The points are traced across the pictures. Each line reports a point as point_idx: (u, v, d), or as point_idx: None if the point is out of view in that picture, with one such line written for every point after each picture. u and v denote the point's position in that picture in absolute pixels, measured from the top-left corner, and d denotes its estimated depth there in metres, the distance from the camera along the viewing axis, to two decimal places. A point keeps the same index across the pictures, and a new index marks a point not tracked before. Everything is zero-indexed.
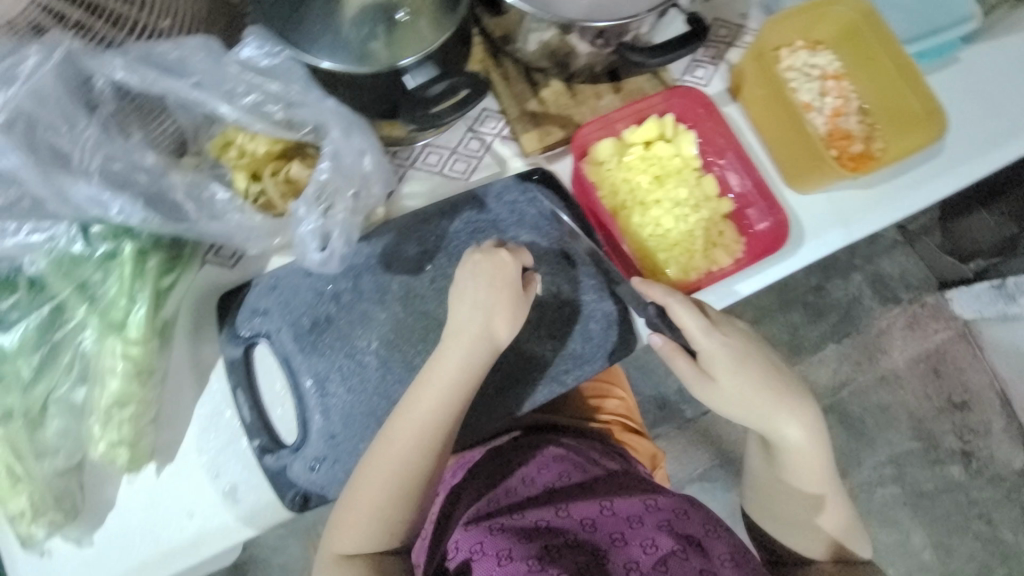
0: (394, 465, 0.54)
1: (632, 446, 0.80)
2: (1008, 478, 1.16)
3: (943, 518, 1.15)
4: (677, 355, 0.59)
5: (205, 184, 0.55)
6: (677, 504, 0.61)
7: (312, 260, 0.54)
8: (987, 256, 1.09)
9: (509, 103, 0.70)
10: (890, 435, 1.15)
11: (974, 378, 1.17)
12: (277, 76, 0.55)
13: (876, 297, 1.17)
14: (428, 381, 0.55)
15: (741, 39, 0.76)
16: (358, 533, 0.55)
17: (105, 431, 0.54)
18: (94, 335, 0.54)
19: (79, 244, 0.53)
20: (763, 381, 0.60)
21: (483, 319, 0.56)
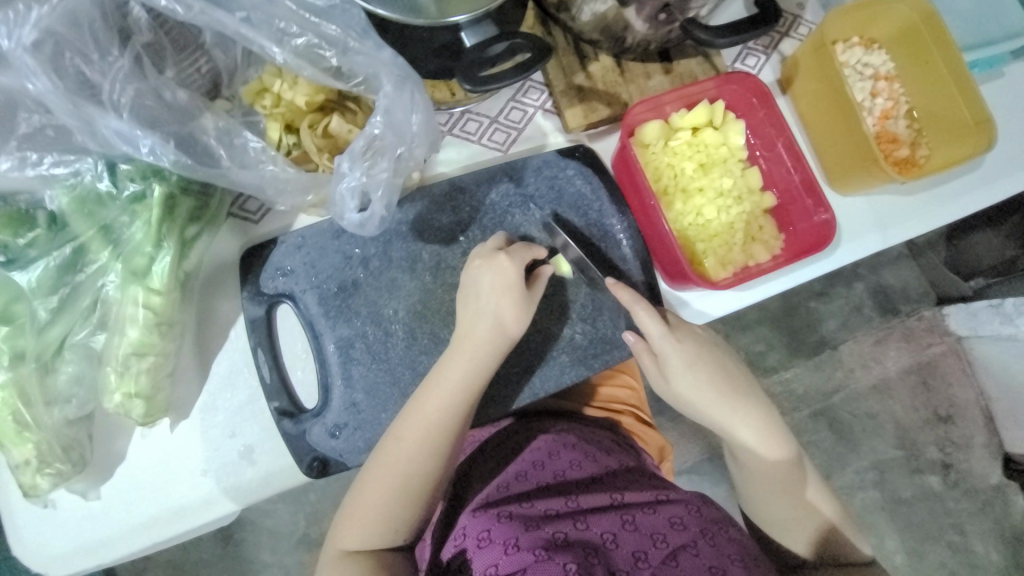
0: (416, 436, 0.53)
1: (641, 436, 0.78)
2: (984, 492, 1.18)
3: (917, 525, 1.16)
4: (646, 355, 0.61)
5: (237, 130, 0.52)
6: (689, 500, 0.59)
7: (350, 221, 0.52)
8: (987, 276, 1.09)
9: (556, 74, 0.66)
10: (874, 442, 1.15)
11: (960, 393, 1.17)
12: (334, 17, 0.49)
13: (876, 308, 1.16)
14: (436, 380, 0.54)
15: (796, 29, 0.73)
16: (376, 508, 0.53)
17: (122, 381, 0.52)
18: (116, 282, 0.52)
19: (105, 182, 0.51)
20: (715, 384, 0.60)
21: (495, 318, 0.55)
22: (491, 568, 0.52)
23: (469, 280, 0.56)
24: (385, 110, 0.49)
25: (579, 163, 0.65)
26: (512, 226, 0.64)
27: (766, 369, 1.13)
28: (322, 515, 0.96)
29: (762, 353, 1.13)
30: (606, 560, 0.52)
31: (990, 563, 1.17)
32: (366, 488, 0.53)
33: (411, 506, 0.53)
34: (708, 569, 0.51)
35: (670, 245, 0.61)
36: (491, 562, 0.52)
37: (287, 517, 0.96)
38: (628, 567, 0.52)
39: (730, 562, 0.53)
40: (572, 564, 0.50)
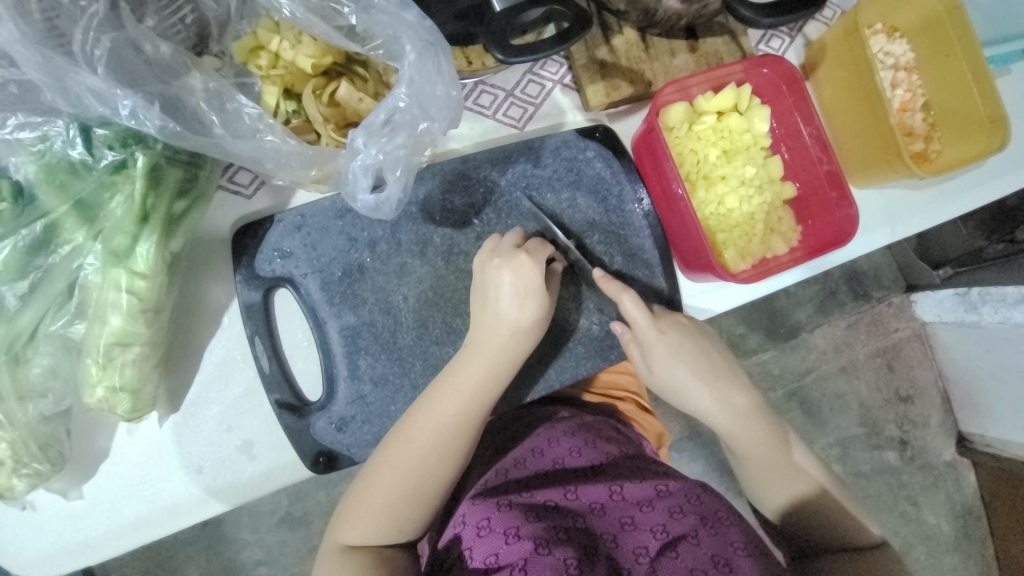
0: (435, 430, 0.50)
1: (640, 423, 0.76)
2: (936, 467, 1.25)
3: (875, 497, 1.23)
4: (633, 345, 0.60)
5: (229, 92, 0.46)
6: (688, 488, 0.57)
7: (363, 203, 0.47)
8: (954, 265, 1.12)
9: (578, 47, 0.62)
10: (840, 420, 1.21)
11: (921, 375, 1.23)
12: None
13: (849, 294, 1.19)
14: (449, 379, 0.52)
15: (824, 12, 0.71)
16: (383, 503, 0.50)
17: (105, 374, 0.47)
18: (96, 263, 0.46)
19: (78, 149, 0.44)
20: (699, 371, 0.60)
21: (511, 318, 0.52)
22: (491, 557, 0.50)
23: (483, 273, 0.53)
24: (409, 81, 0.44)
25: (599, 145, 0.62)
26: (528, 210, 0.61)
27: (746, 350, 1.15)
28: (306, 492, 0.92)
29: (744, 335, 1.15)
30: (605, 555, 0.51)
31: (938, 532, 1.26)
32: (372, 486, 0.50)
33: (418, 507, 0.51)
34: (709, 561, 0.50)
35: (693, 233, 0.59)
36: (492, 552, 0.50)
37: (268, 496, 0.91)
38: (630, 565, 0.52)
39: (733, 552, 0.51)
40: (573, 559, 0.49)
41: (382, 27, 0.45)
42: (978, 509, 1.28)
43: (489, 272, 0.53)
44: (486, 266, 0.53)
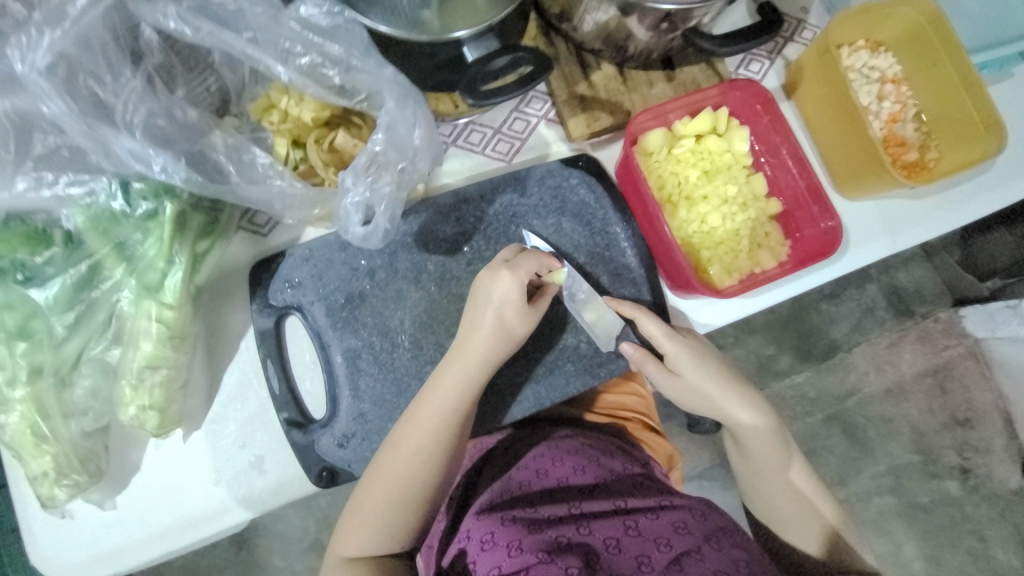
0: (419, 441, 0.53)
1: (649, 445, 0.76)
2: (1004, 496, 1.16)
3: (935, 531, 1.14)
4: (649, 359, 0.60)
5: (245, 146, 0.54)
6: (693, 505, 0.58)
7: (355, 234, 0.52)
8: (1003, 276, 1.08)
9: (559, 85, 0.67)
10: (890, 447, 1.13)
11: (977, 396, 1.15)
12: (337, 37, 0.50)
13: (890, 309, 1.15)
14: (430, 392, 0.54)
15: (801, 35, 0.74)
16: (376, 513, 0.54)
17: (136, 394, 0.53)
18: (131, 296, 0.53)
19: (119, 201, 0.52)
20: (719, 378, 0.61)
21: (492, 329, 0.55)
22: (495, 569, 0.51)
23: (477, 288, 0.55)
24: (387, 126, 0.50)
25: (582, 173, 0.66)
26: (516, 236, 0.65)
27: (777, 372, 1.12)
28: (333, 518, 0.95)
29: (773, 357, 1.12)
30: (608, 565, 0.52)
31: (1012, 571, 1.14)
32: (367, 499, 0.54)
33: (411, 516, 0.54)
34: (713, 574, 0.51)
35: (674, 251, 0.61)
36: (495, 565, 0.51)
37: (300, 522, 0.95)
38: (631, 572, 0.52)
39: (736, 567, 0.52)
40: (575, 568, 0.50)
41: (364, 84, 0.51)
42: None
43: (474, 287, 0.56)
44: (481, 282, 0.55)
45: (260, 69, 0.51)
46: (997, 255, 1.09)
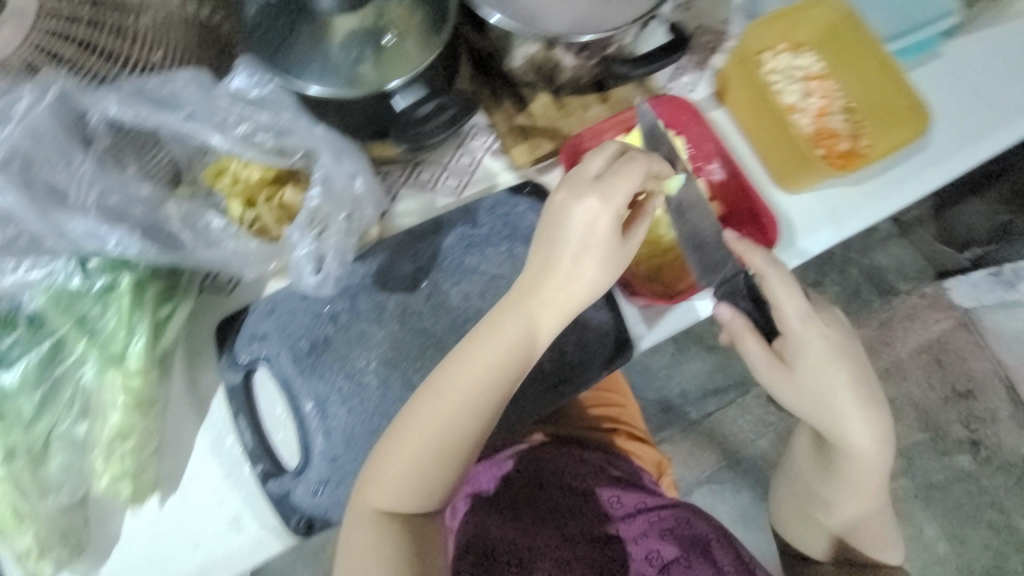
0: (471, 386, 0.50)
1: (638, 454, 0.87)
2: (1018, 465, 1.34)
3: (955, 507, 1.32)
4: (749, 333, 0.60)
5: (200, 213, 0.57)
6: (680, 513, 0.72)
7: (307, 284, 0.57)
8: (982, 244, 1.27)
9: (499, 118, 0.70)
10: (896, 428, 1.34)
11: (975, 365, 1.36)
12: (266, 106, 0.57)
13: (875, 290, 1.36)
14: (490, 330, 0.51)
15: (724, 44, 0.78)
16: (412, 464, 0.50)
17: (108, 464, 0.55)
18: (93, 368, 0.55)
19: (77, 279, 0.54)
20: (850, 380, 0.60)
21: (568, 264, 0.51)
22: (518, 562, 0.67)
23: (552, 209, 0.50)
24: (322, 180, 0.57)
25: (529, 198, 0.68)
26: (471, 267, 0.67)
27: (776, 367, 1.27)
28: None
29: None
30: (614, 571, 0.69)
31: None
32: (394, 449, 0.50)
33: (446, 473, 0.51)
34: None
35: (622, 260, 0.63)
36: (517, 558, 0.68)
37: None
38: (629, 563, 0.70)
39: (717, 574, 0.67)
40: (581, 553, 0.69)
41: (298, 143, 0.57)
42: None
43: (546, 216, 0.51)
44: (557, 202, 0.50)
45: (199, 141, 0.56)
46: (974, 225, 1.28)
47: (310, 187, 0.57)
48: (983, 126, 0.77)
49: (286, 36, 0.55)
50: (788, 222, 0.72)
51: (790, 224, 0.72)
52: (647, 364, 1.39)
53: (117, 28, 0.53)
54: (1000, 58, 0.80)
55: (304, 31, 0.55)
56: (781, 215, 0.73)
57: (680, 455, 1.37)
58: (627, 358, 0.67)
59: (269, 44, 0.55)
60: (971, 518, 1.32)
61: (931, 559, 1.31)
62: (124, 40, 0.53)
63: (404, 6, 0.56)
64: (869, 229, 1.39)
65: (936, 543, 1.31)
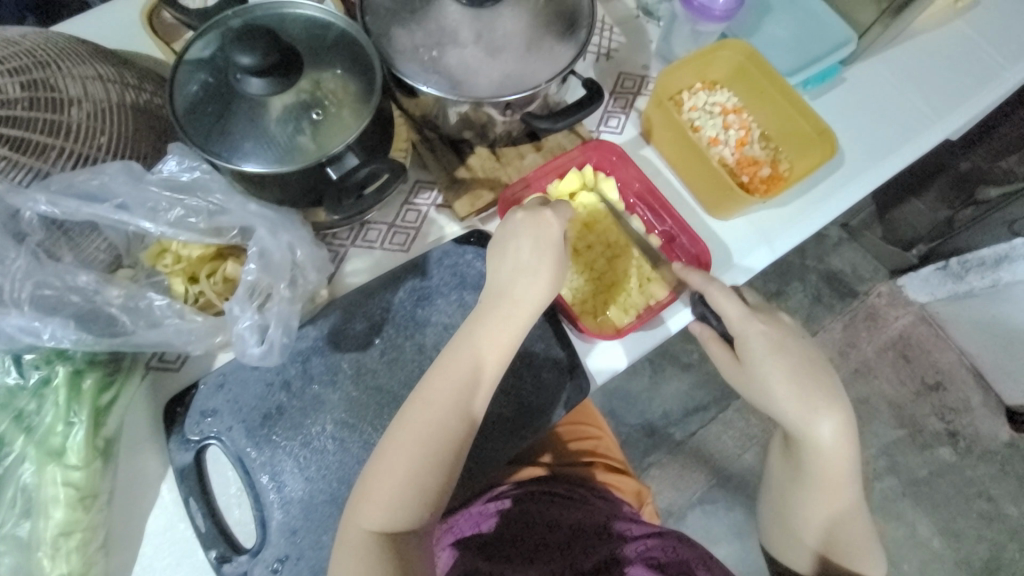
0: (453, 391, 0.56)
1: (617, 484, 0.87)
2: (997, 450, 1.37)
3: (944, 501, 1.33)
4: (715, 341, 0.67)
5: (141, 293, 0.57)
6: (665, 541, 0.71)
7: (251, 356, 0.58)
8: (926, 242, 1.34)
9: (439, 173, 0.74)
10: (875, 426, 1.36)
11: (941, 357, 1.41)
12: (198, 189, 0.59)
13: (835, 293, 1.43)
14: (465, 340, 0.58)
15: (645, 88, 0.84)
16: (403, 475, 0.54)
17: (53, 565, 0.53)
18: (31, 467, 0.53)
19: (13, 375, 0.53)
20: (804, 374, 0.63)
21: (524, 273, 0.60)
22: None
23: (510, 227, 0.61)
24: (257, 255, 0.59)
25: (476, 247, 0.71)
26: (424, 319, 0.68)
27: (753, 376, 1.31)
28: None
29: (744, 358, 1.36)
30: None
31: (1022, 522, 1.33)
32: (382, 463, 0.54)
33: (432, 481, 0.54)
34: None
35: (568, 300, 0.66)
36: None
37: None
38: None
39: None
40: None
41: (231, 223, 0.59)
42: (1017, 468, 1.35)
43: (508, 233, 0.61)
44: (511, 221, 0.61)
45: (133, 229, 0.57)
46: (917, 225, 1.35)
47: (247, 261, 0.58)
48: (889, 142, 0.84)
49: (220, 118, 0.57)
50: (722, 246, 0.76)
51: (724, 248, 0.76)
52: (626, 387, 1.41)
53: (53, 125, 0.55)
54: (896, 79, 0.87)
55: (240, 109, 0.57)
56: (717, 240, 0.77)
57: (670, 480, 1.36)
58: (585, 394, 0.68)
59: (203, 128, 0.57)
60: (961, 509, 1.33)
61: (931, 558, 1.30)
62: (60, 135, 0.55)
63: (338, 80, 0.61)
64: (820, 237, 1.47)
65: (931, 540, 1.31)
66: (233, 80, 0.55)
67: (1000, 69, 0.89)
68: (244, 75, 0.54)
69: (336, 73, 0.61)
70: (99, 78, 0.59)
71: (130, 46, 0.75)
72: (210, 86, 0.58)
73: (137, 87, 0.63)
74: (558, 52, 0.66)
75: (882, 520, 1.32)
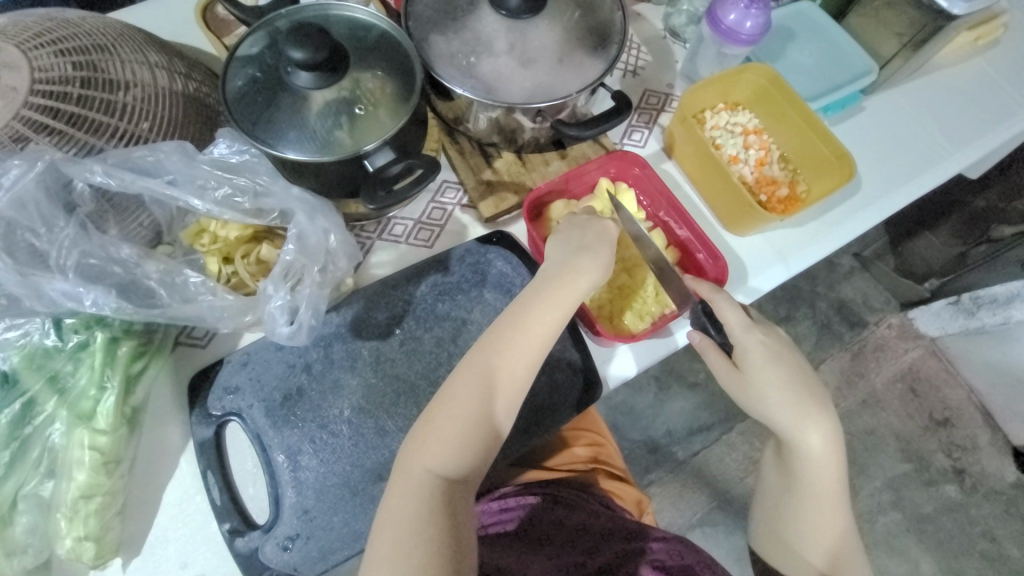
0: (513, 344, 0.57)
1: (616, 492, 0.86)
2: (1004, 491, 1.35)
3: (948, 539, 1.31)
4: (712, 348, 0.67)
5: (177, 270, 0.59)
6: (671, 544, 0.75)
7: (281, 334, 0.60)
8: (938, 276, 1.35)
9: (466, 175, 0.76)
10: (881, 458, 1.35)
11: (949, 393, 1.41)
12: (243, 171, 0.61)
13: (844, 321, 1.43)
14: (528, 300, 0.59)
15: (670, 105, 0.86)
16: (461, 420, 0.54)
17: (71, 526, 0.54)
18: (61, 428, 0.55)
19: (52, 337, 0.56)
20: (797, 383, 0.64)
21: (584, 251, 0.63)
22: None
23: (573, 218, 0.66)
24: (294, 238, 0.61)
25: (497, 248, 0.72)
26: (443, 313, 0.70)
27: None
28: None
29: None
30: None
31: None
32: (447, 406, 0.55)
33: (487, 429, 0.54)
34: None
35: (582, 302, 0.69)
36: None
37: None
38: None
39: None
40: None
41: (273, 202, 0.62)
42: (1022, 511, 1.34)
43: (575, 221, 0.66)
44: (575, 220, 0.66)
45: (181, 205, 0.60)
46: (930, 259, 1.35)
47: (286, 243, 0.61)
48: (905, 170, 0.86)
49: (267, 109, 0.60)
50: (739, 262, 0.78)
51: (741, 264, 0.78)
52: (630, 404, 1.41)
53: (107, 104, 0.58)
54: (917, 111, 0.89)
55: (284, 101, 0.60)
56: (734, 256, 0.79)
57: (671, 499, 1.35)
58: (597, 398, 0.69)
59: (250, 115, 0.60)
60: (965, 550, 1.31)
61: None
62: (113, 114, 0.58)
63: (378, 80, 0.64)
64: (831, 265, 1.48)
65: None
66: (284, 73, 0.59)
67: (1016, 107, 0.91)
68: (293, 69, 0.58)
69: (376, 73, 0.64)
70: (151, 63, 0.62)
71: (182, 37, 0.79)
72: (259, 77, 0.61)
73: (185, 75, 0.67)
74: (588, 65, 0.69)
75: (883, 554, 1.30)
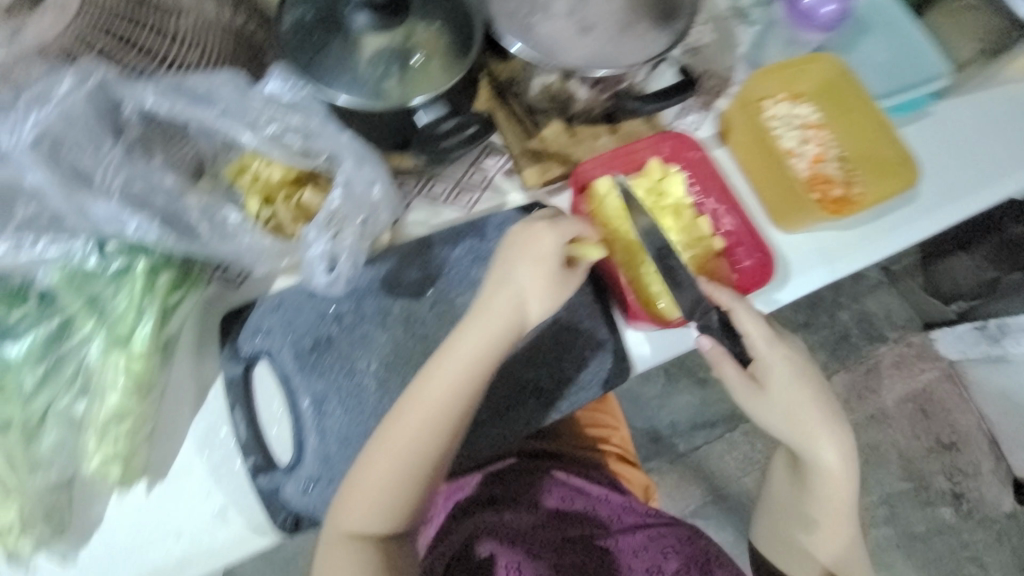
0: (460, 365, 0.55)
1: (626, 476, 0.87)
2: (998, 520, 1.34)
3: (935, 560, 1.32)
4: (727, 359, 0.63)
5: (218, 207, 0.59)
6: (678, 530, 0.73)
7: (319, 282, 0.61)
8: (967, 299, 1.30)
9: (513, 140, 0.73)
10: (881, 474, 1.35)
11: (960, 418, 1.38)
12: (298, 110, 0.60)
13: (863, 334, 1.40)
14: (482, 319, 0.57)
15: (728, 89, 0.82)
16: (408, 440, 0.54)
17: (100, 445, 0.56)
18: (97, 349, 0.56)
19: (93, 259, 0.56)
20: (813, 396, 0.64)
21: (553, 260, 0.57)
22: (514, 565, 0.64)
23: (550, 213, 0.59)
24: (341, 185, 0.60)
25: None
26: (477, 278, 0.68)
27: None
28: None
29: None
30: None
31: None
32: (396, 425, 0.55)
33: (436, 449, 0.55)
34: None
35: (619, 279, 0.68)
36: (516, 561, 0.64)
37: None
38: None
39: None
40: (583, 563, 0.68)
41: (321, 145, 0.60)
42: (1013, 540, 1.34)
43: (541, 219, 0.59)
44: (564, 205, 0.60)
45: (229, 137, 0.59)
46: (959, 280, 1.31)
47: (332, 189, 0.60)
48: (966, 183, 0.82)
49: (319, 50, 0.58)
50: (783, 260, 0.76)
51: (784, 262, 0.76)
52: (636, 392, 1.41)
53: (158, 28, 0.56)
54: (988, 121, 0.85)
55: (336, 42, 0.58)
56: (777, 252, 0.76)
57: (666, 489, 1.36)
58: (625, 377, 0.69)
59: (303, 54, 0.58)
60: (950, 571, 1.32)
61: None
62: (164, 39, 0.57)
63: (433, 31, 0.61)
64: (857, 276, 1.44)
65: None
66: (344, 13, 0.57)
67: None
68: (356, 9, 0.57)
69: (433, 23, 0.61)
70: None
71: None
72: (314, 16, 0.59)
73: (239, 8, 0.63)
74: (651, 38, 0.65)
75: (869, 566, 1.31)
